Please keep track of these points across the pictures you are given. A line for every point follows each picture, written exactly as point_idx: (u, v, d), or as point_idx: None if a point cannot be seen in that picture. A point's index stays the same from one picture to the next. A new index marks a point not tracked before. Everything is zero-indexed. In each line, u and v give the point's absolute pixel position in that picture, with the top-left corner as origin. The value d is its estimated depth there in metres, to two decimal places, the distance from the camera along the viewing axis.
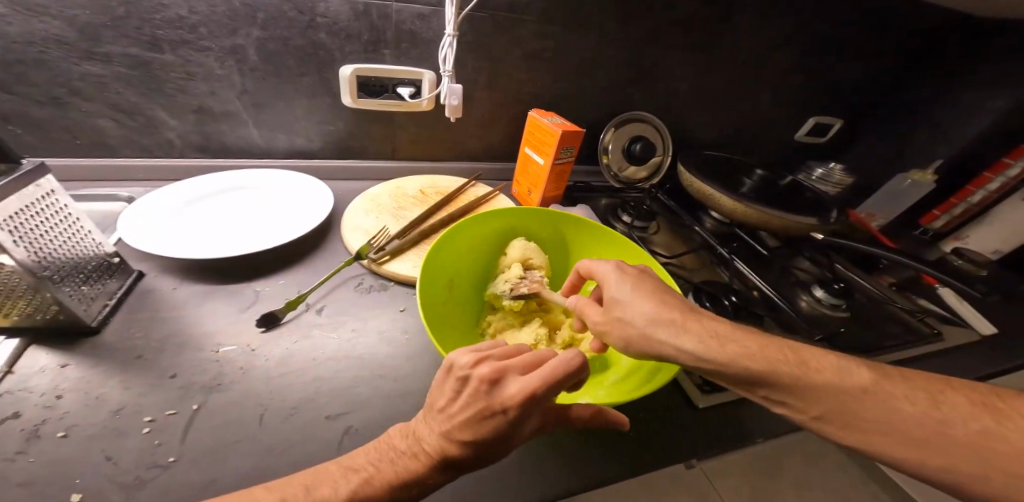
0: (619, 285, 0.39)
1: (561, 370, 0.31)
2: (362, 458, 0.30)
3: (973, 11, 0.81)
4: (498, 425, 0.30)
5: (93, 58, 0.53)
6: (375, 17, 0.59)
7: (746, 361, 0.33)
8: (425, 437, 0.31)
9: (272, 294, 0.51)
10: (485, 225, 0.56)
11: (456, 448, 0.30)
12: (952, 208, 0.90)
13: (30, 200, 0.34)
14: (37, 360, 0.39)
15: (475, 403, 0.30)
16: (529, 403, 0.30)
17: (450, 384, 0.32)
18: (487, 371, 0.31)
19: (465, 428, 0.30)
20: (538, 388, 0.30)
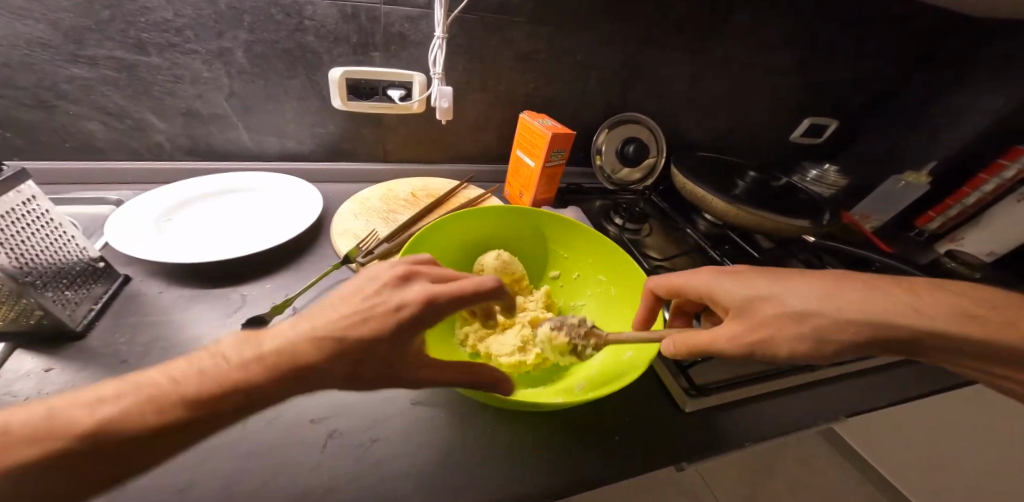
0: (728, 280, 0.39)
1: (474, 285, 0.33)
2: (159, 371, 0.26)
3: (966, 11, 0.80)
4: (386, 323, 0.30)
5: (80, 61, 0.53)
6: (363, 20, 0.59)
7: (899, 302, 0.35)
8: (280, 334, 0.29)
9: (259, 298, 0.51)
10: (457, 229, 0.56)
11: (323, 344, 0.28)
12: (947, 209, 0.90)
13: (10, 206, 0.35)
14: (21, 364, 0.39)
15: (374, 298, 0.31)
16: (425, 307, 0.30)
17: (359, 280, 0.33)
18: (399, 271, 0.33)
19: (347, 322, 0.29)
20: (441, 294, 0.31)
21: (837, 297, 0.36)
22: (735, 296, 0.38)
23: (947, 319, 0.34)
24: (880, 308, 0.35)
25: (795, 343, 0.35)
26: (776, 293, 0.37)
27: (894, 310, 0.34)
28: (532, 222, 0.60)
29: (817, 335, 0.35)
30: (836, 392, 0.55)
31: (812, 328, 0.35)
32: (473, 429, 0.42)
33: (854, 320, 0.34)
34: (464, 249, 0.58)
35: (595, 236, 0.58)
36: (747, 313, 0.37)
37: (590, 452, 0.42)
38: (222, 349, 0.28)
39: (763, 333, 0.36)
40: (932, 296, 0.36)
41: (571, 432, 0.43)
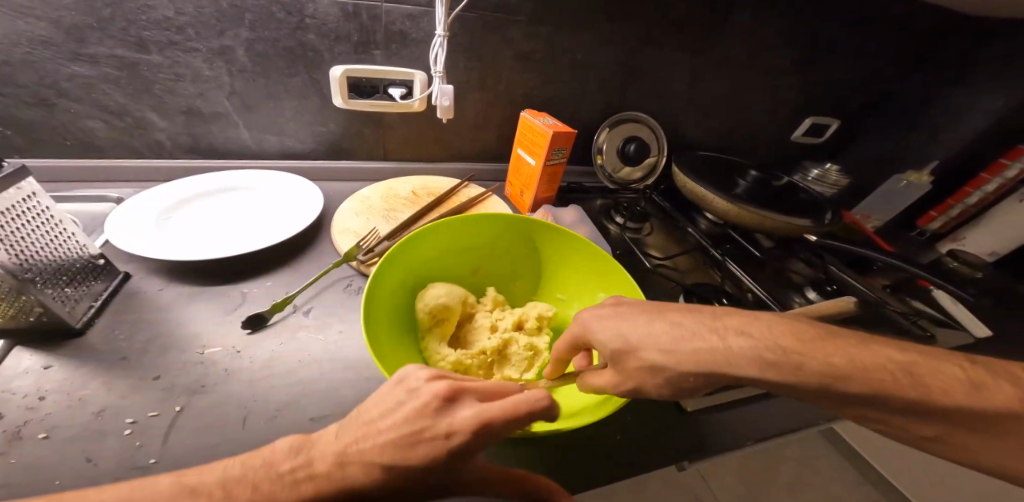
0: (605, 323, 0.36)
1: (524, 403, 0.30)
2: (213, 471, 0.26)
3: (968, 11, 0.80)
4: (426, 445, 0.28)
5: (81, 59, 0.53)
6: (364, 19, 0.59)
7: (768, 353, 0.30)
8: (319, 455, 0.28)
9: (259, 295, 0.51)
10: (416, 252, 0.51)
11: (376, 471, 0.27)
12: (949, 208, 0.90)
13: (9, 203, 0.34)
14: (20, 361, 0.39)
15: (419, 421, 0.29)
16: (476, 434, 0.28)
17: (398, 393, 0.31)
18: (443, 389, 0.30)
19: (395, 450, 0.28)
20: (494, 419, 0.29)
21: (701, 346, 0.31)
22: (607, 344, 0.35)
23: (818, 375, 0.30)
24: (744, 362, 0.30)
25: (661, 391, 0.33)
26: (639, 340, 0.33)
27: (763, 364, 0.30)
28: (520, 229, 0.57)
29: (681, 386, 0.32)
30: None
31: (667, 378, 0.32)
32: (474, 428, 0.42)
33: (707, 374, 0.31)
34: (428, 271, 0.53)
35: (567, 233, 0.58)
36: (619, 361, 0.35)
37: (593, 451, 0.42)
38: (271, 462, 0.27)
39: (634, 381, 0.34)
40: (810, 348, 0.30)
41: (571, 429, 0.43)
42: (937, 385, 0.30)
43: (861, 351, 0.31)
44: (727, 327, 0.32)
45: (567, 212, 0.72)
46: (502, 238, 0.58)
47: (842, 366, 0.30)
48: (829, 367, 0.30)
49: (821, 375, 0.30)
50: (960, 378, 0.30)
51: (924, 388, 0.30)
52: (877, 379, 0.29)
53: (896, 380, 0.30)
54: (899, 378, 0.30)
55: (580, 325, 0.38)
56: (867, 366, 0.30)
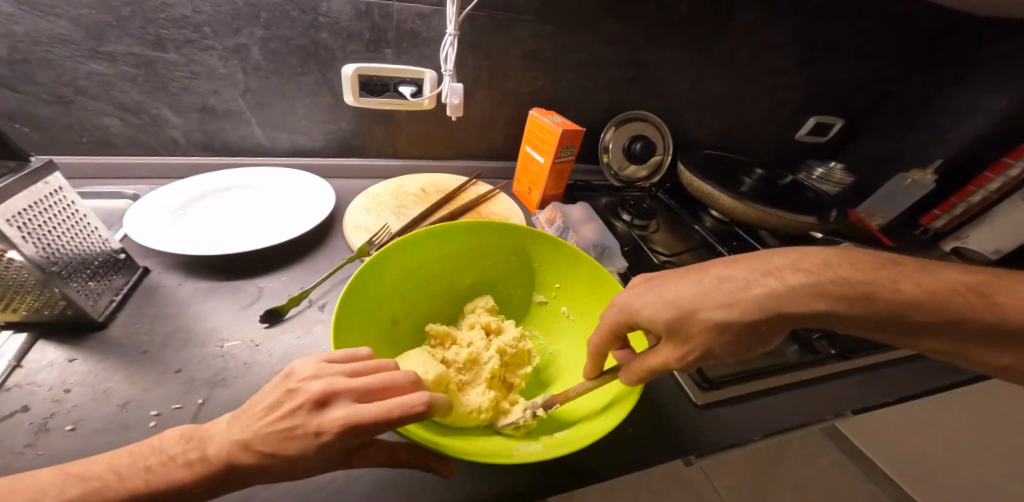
0: (648, 299, 0.35)
1: (399, 409, 0.28)
2: (104, 465, 0.27)
3: (972, 10, 0.81)
4: (299, 445, 0.27)
5: (99, 57, 0.54)
6: (377, 17, 0.60)
7: (815, 289, 0.30)
8: (209, 440, 0.28)
9: (274, 291, 0.51)
10: (389, 274, 0.47)
11: (244, 458, 0.27)
12: (952, 208, 0.91)
13: (38, 197, 0.35)
14: (44, 354, 0.40)
15: (291, 419, 0.28)
16: (343, 435, 0.27)
17: (278, 392, 0.29)
18: (317, 389, 0.28)
19: (264, 442, 0.27)
20: (362, 421, 0.27)
21: (756, 295, 0.31)
22: (660, 319, 0.34)
23: (859, 298, 0.30)
24: (797, 300, 0.30)
25: (729, 347, 0.33)
26: (693, 303, 0.33)
27: (815, 298, 0.30)
28: (505, 237, 0.55)
29: (750, 336, 0.32)
30: (845, 386, 0.55)
31: (734, 334, 0.32)
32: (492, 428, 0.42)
33: (772, 319, 0.31)
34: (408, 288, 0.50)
35: (550, 241, 0.55)
36: (678, 333, 0.34)
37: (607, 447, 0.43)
38: (167, 447, 0.28)
39: (701, 347, 0.33)
40: (837, 272, 0.31)
41: None
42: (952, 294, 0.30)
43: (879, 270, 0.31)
44: (767, 274, 0.32)
45: (575, 210, 0.73)
46: (483, 249, 0.56)
47: (878, 285, 0.30)
48: (865, 291, 0.30)
49: (862, 298, 0.30)
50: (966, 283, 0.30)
51: (949, 297, 0.30)
52: (924, 297, 0.30)
53: (920, 294, 0.30)
54: (919, 292, 0.30)
55: (619, 310, 0.37)
56: (894, 282, 0.30)
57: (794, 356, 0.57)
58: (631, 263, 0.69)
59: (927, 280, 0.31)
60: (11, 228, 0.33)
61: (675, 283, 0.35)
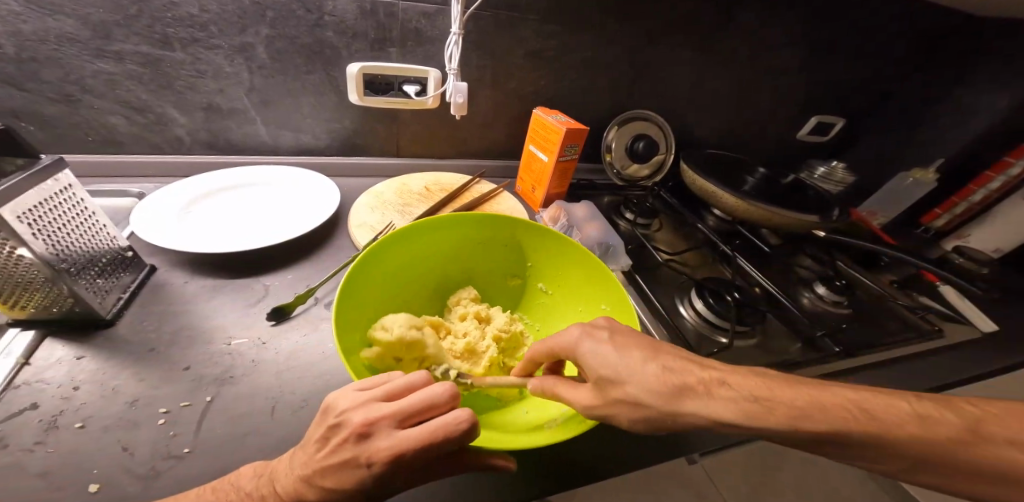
0: (596, 348, 0.34)
1: (440, 431, 0.28)
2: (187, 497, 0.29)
3: (973, 10, 0.81)
4: (356, 477, 0.28)
5: (106, 56, 0.54)
6: (382, 16, 0.60)
7: (748, 404, 0.30)
8: (277, 478, 0.30)
9: (281, 288, 0.52)
10: (386, 262, 0.48)
11: (311, 495, 0.28)
12: (953, 207, 0.91)
13: (48, 195, 0.36)
14: (53, 351, 0.40)
15: (341, 453, 0.28)
16: (395, 462, 0.28)
17: (323, 425, 0.30)
18: (360, 421, 0.29)
19: (325, 475, 0.28)
20: (409, 446, 0.28)
21: (687, 397, 0.31)
22: (597, 368, 0.33)
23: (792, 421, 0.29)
24: (723, 411, 0.30)
25: (635, 425, 0.32)
26: (628, 373, 0.32)
27: (742, 414, 0.29)
28: (496, 228, 0.55)
29: (658, 425, 0.32)
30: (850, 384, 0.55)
31: (648, 418, 0.31)
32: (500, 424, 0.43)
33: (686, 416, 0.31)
34: (402, 280, 0.51)
35: (544, 231, 0.56)
36: (602, 387, 0.33)
37: (614, 443, 0.43)
38: (243, 484, 0.30)
39: (615, 412, 0.32)
40: (779, 391, 0.31)
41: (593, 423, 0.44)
42: (894, 420, 0.30)
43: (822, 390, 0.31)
44: (709, 378, 0.32)
45: (579, 209, 0.73)
46: (469, 242, 0.56)
47: (815, 407, 0.30)
48: (800, 411, 0.30)
49: (792, 421, 0.29)
50: (912, 411, 0.31)
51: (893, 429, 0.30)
52: (840, 420, 0.30)
53: (858, 424, 0.30)
54: (859, 421, 0.30)
55: (570, 340, 0.36)
56: (834, 409, 0.30)
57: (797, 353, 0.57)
58: (634, 261, 0.69)
59: (874, 411, 0.30)
60: (21, 225, 0.33)
61: (627, 348, 0.34)
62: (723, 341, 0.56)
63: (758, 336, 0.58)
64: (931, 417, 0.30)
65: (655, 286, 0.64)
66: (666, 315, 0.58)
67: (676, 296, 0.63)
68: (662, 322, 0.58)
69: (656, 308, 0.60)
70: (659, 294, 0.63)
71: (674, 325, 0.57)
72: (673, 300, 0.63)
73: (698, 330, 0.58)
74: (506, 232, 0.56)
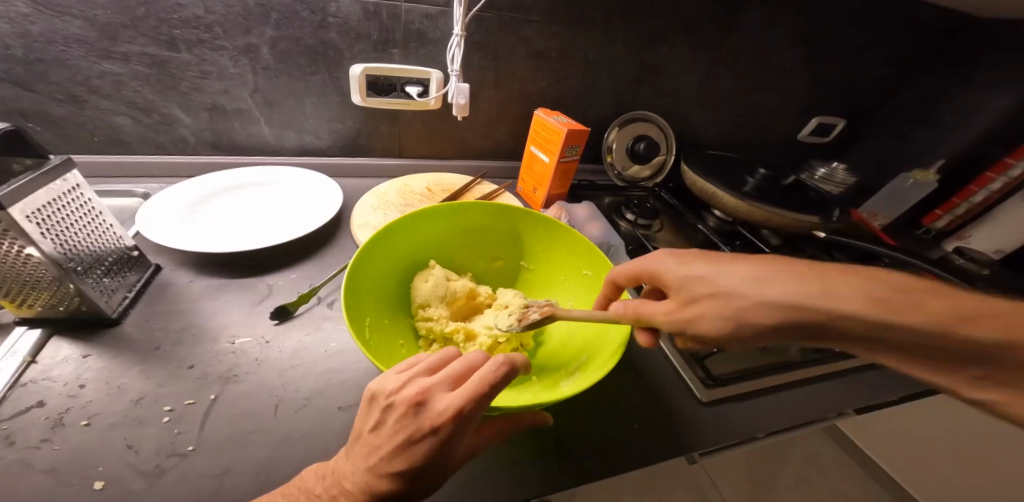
0: (675, 261, 0.38)
1: (488, 386, 0.29)
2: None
3: (974, 12, 0.81)
4: (424, 446, 0.28)
5: (112, 57, 0.55)
6: (385, 17, 0.60)
7: (824, 288, 0.32)
8: (343, 478, 0.29)
9: (284, 287, 0.52)
10: (375, 264, 0.48)
11: (383, 486, 0.28)
12: (954, 207, 0.91)
13: (57, 194, 0.36)
14: (59, 350, 0.40)
15: (402, 427, 0.28)
16: (455, 426, 0.28)
17: (374, 409, 0.30)
18: (410, 396, 0.29)
19: (391, 460, 0.28)
20: (463, 408, 0.28)
21: (773, 287, 0.33)
22: (678, 273, 0.37)
23: (866, 306, 0.31)
24: (799, 297, 0.32)
25: (721, 329, 0.34)
26: (716, 274, 0.35)
27: (815, 297, 0.31)
28: (472, 217, 0.56)
29: (745, 321, 0.33)
30: (850, 384, 0.55)
31: (743, 314, 0.33)
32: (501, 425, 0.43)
33: (781, 306, 0.32)
34: (394, 278, 0.51)
35: (518, 211, 0.57)
36: (687, 290, 0.36)
37: (614, 443, 0.43)
38: (309, 487, 0.30)
39: (702, 313, 0.34)
40: (854, 281, 0.32)
41: (593, 423, 0.45)
42: (957, 316, 0.30)
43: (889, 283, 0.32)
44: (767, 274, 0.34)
45: (581, 209, 0.73)
46: (446, 236, 0.56)
47: (883, 295, 0.31)
48: (876, 296, 0.31)
49: (868, 305, 0.31)
50: (962, 306, 0.30)
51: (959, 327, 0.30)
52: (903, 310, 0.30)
53: (919, 312, 0.30)
54: (925, 312, 0.30)
55: (641, 263, 0.40)
56: (902, 299, 0.31)
57: (796, 353, 0.58)
58: None
59: (945, 301, 0.31)
60: (29, 224, 0.34)
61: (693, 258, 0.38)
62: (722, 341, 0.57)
63: None
64: (968, 314, 0.30)
65: None
66: None
67: None
68: None
69: None
70: None
71: None
72: None
73: None
74: (491, 217, 0.57)
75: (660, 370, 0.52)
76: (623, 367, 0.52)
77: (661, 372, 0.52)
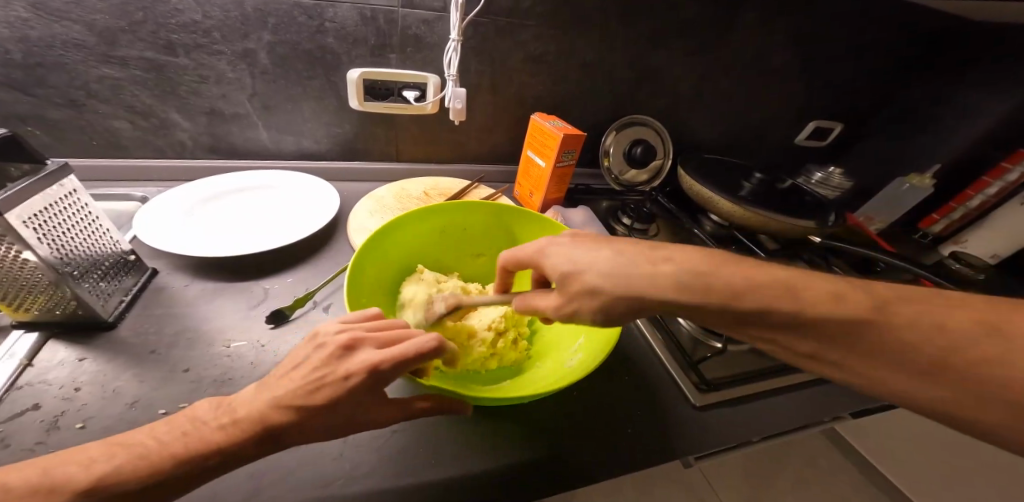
0: (556, 250, 0.37)
1: (416, 347, 0.32)
2: (145, 433, 0.28)
3: (969, 17, 0.82)
4: (335, 390, 0.30)
5: (111, 61, 0.55)
6: (381, 23, 0.61)
7: (692, 276, 0.32)
8: (238, 407, 0.30)
9: (280, 291, 0.52)
10: (370, 268, 0.49)
11: (275, 416, 0.29)
12: (950, 212, 0.92)
13: (54, 199, 0.37)
14: (55, 353, 0.40)
15: (323, 368, 0.31)
16: (371, 375, 0.31)
17: (308, 349, 0.33)
18: (343, 339, 0.33)
19: (297, 394, 0.30)
20: (384, 361, 0.31)
21: (641, 276, 0.33)
22: (558, 267, 0.36)
23: (737, 297, 0.31)
24: (665, 285, 0.32)
25: (596, 317, 0.35)
26: (587, 264, 0.35)
27: (682, 288, 0.32)
28: (458, 219, 0.58)
29: (612, 311, 0.34)
30: (846, 389, 0.56)
31: (607, 303, 0.34)
32: (495, 427, 0.43)
33: (653, 292, 0.32)
34: (387, 280, 0.53)
35: (502, 208, 0.59)
36: (563, 285, 0.36)
37: (607, 444, 0.44)
38: (201, 414, 0.30)
39: (574, 303, 0.35)
40: (726, 268, 0.32)
41: (586, 426, 0.45)
42: (827, 304, 0.29)
43: (771, 269, 0.32)
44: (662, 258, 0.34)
45: (577, 213, 0.74)
46: (434, 239, 0.58)
47: (761, 282, 0.31)
48: (757, 286, 0.31)
49: (733, 297, 0.31)
50: (827, 291, 0.30)
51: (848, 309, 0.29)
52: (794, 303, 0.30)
53: (793, 298, 0.30)
54: (820, 305, 0.29)
55: (537, 247, 0.39)
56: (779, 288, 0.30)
57: None
58: None
59: (871, 308, 0.29)
60: (26, 230, 0.34)
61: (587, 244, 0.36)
62: (718, 345, 0.58)
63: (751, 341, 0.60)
64: (846, 297, 0.30)
65: None
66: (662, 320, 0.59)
67: None
68: (658, 327, 0.59)
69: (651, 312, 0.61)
70: None
71: (669, 330, 0.58)
72: None
73: (694, 334, 0.59)
74: (480, 216, 0.59)
75: (654, 373, 0.53)
76: (618, 371, 0.52)
77: (655, 376, 0.52)
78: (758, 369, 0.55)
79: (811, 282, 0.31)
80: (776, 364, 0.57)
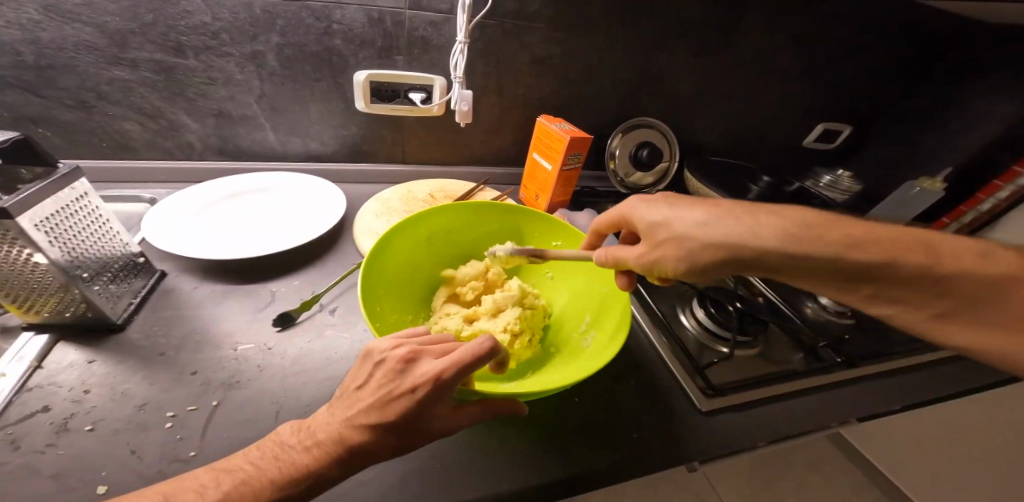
0: (648, 205, 0.41)
1: (472, 352, 0.31)
2: (242, 459, 0.30)
3: (980, 18, 0.81)
4: (405, 406, 0.30)
5: (121, 63, 0.55)
6: (389, 24, 0.61)
7: (795, 229, 0.34)
8: (320, 429, 0.31)
9: (287, 294, 0.52)
10: (379, 272, 0.49)
11: (356, 437, 0.30)
12: (961, 215, 0.89)
13: (65, 202, 0.37)
14: (65, 355, 0.41)
15: (389, 385, 0.31)
16: (435, 386, 0.30)
17: (365, 366, 0.33)
18: (402, 354, 0.32)
19: (370, 413, 0.30)
20: (445, 371, 0.30)
21: (736, 225, 0.36)
22: (646, 219, 0.40)
23: (830, 245, 0.33)
24: (767, 235, 0.35)
25: (679, 266, 0.38)
26: (679, 217, 0.38)
27: (786, 236, 0.34)
28: (463, 221, 0.58)
29: (698, 260, 0.37)
30: (854, 396, 0.55)
31: (696, 251, 0.37)
32: (500, 432, 0.43)
33: (723, 248, 0.36)
34: (395, 283, 0.52)
35: (508, 209, 0.59)
36: (650, 235, 0.39)
37: (612, 444, 0.44)
38: (285, 437, 0.31)
39: (660, 251, 0.39)
40: (826, 224, 0.35)
41: (592, 432, 0.45)
42: (919, 248, 0.33)
43: (858, 225, 0.34)
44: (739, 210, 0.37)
45: (584, 217, 0.74)
46: (440, 242, 0.57)
47: (864, 235, 0.33)
48: (844, 236, 0.34)
49: (834, 244, 0.33)
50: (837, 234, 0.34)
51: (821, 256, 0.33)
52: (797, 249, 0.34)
53: (887, 245, 0.33)
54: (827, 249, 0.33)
55: (624, 207, 0.43)
56: (870, 236, 0.33)
57: (799, 362, 0.58)
58: None
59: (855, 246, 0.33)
60: (38, 233, 0.34)
61: (671, 206, 0.39)
62: (724, 350, 0.57)
63: (759, 346, 0.59)
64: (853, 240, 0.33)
65: (654, 296, 0.65)
66: (668, 324, 0.59)
67: (677, 305, 0.64)
68: (663, 332, 0.58)
69: (658, 316, 0.61)
70: (659, 302, 0.64)
71: (675, 334, 0.58)
72: (674, 308, 0.64)
73: (700, 339, 0.59)
74: (487, 217, 0.59)
75: (660, 378, 0.52)
76: (623, 376, 0.52)
77: (662, 380, 0.52)
78: (765, 375, 0.55)
79: (890, 235, 0.34)
80: (784, 369, 0.57)
